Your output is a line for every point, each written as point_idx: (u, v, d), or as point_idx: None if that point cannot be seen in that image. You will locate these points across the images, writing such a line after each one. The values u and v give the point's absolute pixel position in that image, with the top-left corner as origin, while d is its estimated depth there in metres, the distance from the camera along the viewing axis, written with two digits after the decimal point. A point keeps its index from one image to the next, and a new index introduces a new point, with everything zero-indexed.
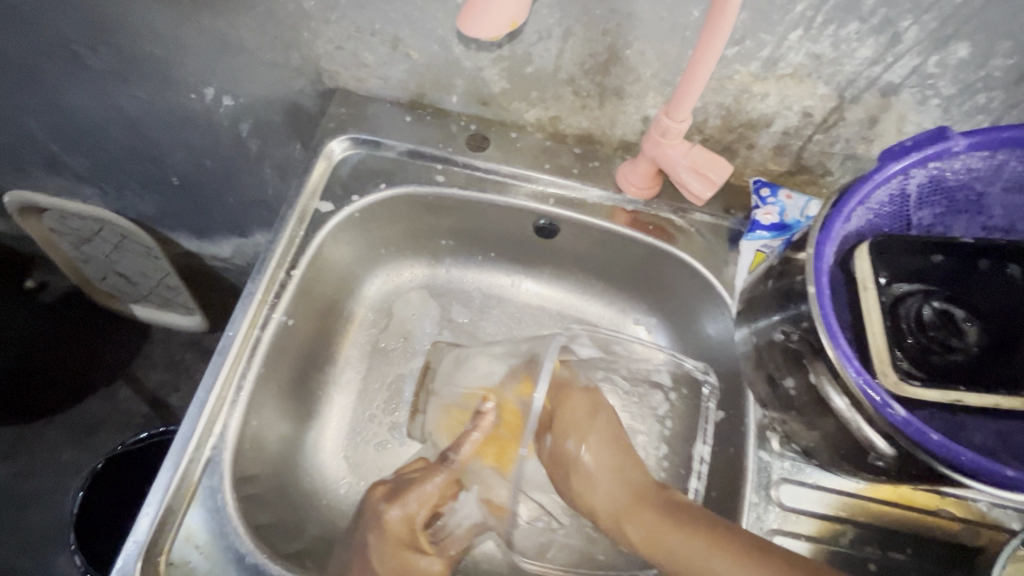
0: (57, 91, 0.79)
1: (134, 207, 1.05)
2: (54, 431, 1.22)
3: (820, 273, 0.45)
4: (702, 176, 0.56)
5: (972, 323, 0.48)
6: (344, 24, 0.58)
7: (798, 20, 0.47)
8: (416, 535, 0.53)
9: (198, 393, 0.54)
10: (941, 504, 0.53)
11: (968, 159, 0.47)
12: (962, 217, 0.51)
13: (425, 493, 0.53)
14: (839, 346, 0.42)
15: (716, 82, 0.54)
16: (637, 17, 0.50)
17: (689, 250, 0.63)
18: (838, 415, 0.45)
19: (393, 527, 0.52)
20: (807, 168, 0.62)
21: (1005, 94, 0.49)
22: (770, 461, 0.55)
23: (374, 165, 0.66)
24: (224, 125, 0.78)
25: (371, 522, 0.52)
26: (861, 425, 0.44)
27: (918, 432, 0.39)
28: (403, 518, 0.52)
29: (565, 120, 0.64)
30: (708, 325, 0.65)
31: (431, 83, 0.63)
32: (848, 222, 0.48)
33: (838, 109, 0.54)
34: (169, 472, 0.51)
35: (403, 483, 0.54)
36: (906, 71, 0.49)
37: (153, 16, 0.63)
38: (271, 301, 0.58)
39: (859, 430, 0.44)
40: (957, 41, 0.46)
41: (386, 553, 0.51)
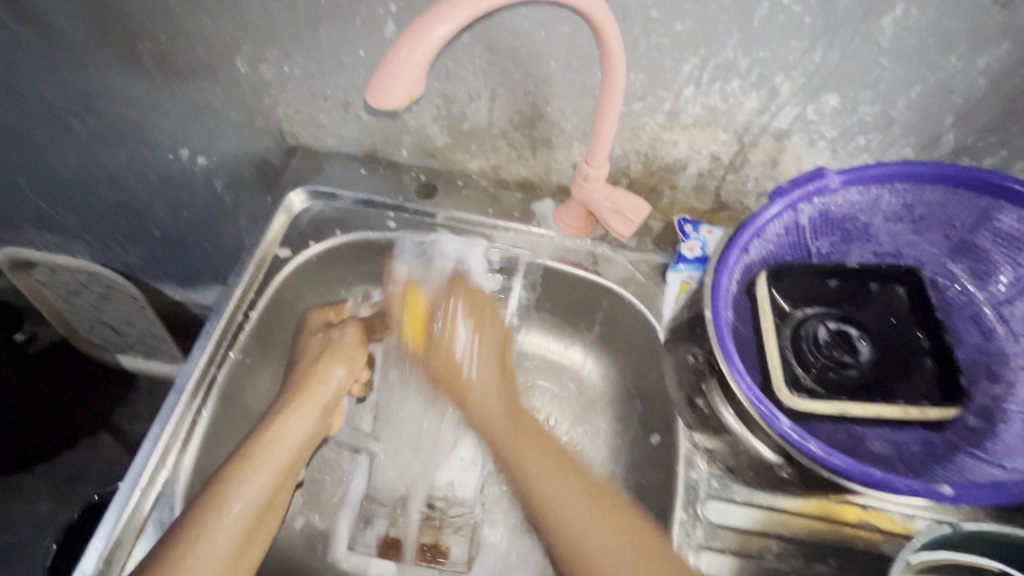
0: (48, 155, 0.86)
1: (121, 258, 1.10)
2: (34, 483, 1.25)
3: (717, 298, 0.49)
4: (623, 217, 0.61)
5: (868, 342, 0.51)
6: (300, 91, 0.65)
7: (688, 78, 0.53)
8: (340, 400, 0.66)
9: (153, 428, 0.57)
10: (864, 516, 0.55)
11: (847, 194, 0.52)
12: (855, 245, 0.56)
13: (342, 365, 0.65)
14: (733, 364, 0.46)
15: (631, 132, 0.60)
16: (551, 80, 0.57)
17: (622, 284, 0.68)
18: None
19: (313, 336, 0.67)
20: (726, 205, 0.68)
21: (880, 135, 0.55)
22: (698, 480, 0.57)
23: (331, 216, 0.72)
24: (199, 181, 0.85)
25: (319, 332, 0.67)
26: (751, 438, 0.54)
27: (803, 441, 0.43)
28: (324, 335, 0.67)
29: (505, 168, 0.70)
30: (645, 353, 0.69)
31: (382, 139, 0.70)
32: (747, 253, 0.52)
33: (741, 151, 0.60)
34: (119, 508, 0.54)
35: (298, 376, 0.64)
36: (791, 119, 0.55)
37: (132, 88, 0.70)
38: (228, 341, 0.62)
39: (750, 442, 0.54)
40: (826, 92, 0.52)
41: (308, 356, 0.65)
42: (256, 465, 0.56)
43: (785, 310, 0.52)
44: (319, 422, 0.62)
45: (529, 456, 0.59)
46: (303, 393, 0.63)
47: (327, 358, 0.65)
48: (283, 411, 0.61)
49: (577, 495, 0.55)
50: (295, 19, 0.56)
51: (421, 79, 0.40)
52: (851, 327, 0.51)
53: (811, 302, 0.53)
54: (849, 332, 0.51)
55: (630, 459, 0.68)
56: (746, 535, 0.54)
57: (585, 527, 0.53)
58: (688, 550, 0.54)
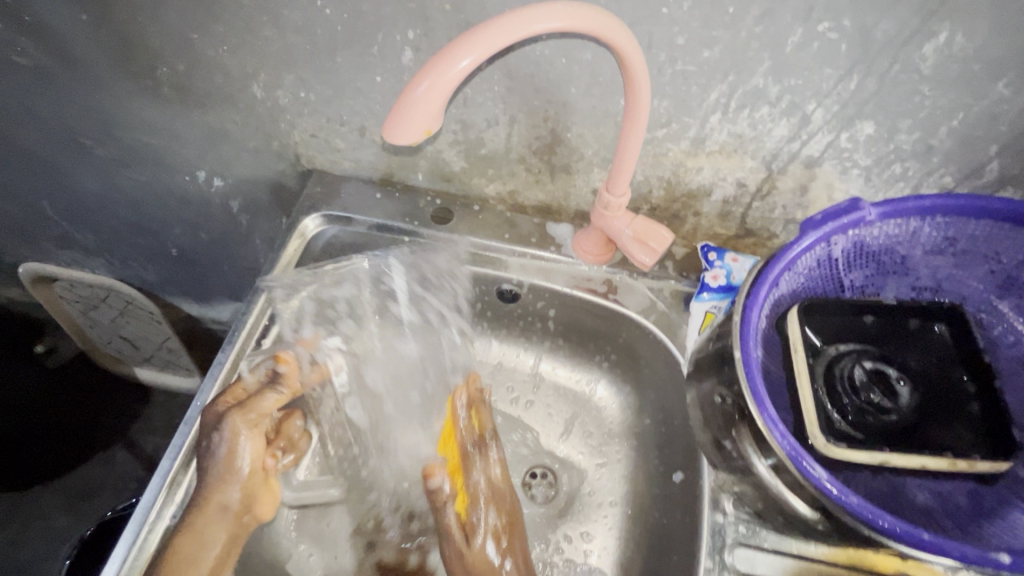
0: (69, 177, 0.86)
1: (138, 276, 1.11)
2: (51, 497, 1.25)
3: (747, 337, 0.46)
4: (645, 245, 0.60)
5: (907, 383, 0.48)
6: (316, 116, 0.65)
7: (714, 105, 0.51)
8: (263, 481, 0.57)
9: (163, 462, 0.56)
10: (905, 568, 0.51)
11: (884, 226, 0.49)
12: (891, 278, 0.53)
13: (257, 447, 0.56)
14: (765, 410, 0.43)
15: (654, 159, 0.59)
16: (571, 107, 0.55)
17: (644, 313, 0.66)
18: (762, 477, 0.49)
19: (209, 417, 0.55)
20: (753, 232, 0.65)
21: (918, 164, 0.53)
22: (724, 524, 0.54)
23: (347, 240, 0.71)
24: (216, 203, 0.85)
25: (214, 419, 0.54)
26: (782, 489, 0.48)
27: (840, 495, 0.40)
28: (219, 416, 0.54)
29: (522, 193, 0.69)
30: (667, 383, 0.66)
31: (398, 164, 0.69)
32: (777, 287, 0.50)
33: (769, 179, 0.58)
34: (127, 544, 0.53)
35: (217, 467, 0.53)
36: (823, 146, 0.53)
37: (151, 113, 0.70)
38: (240, 371, 0.62)
39: (781, 493, 0.49)
40: (861, 120, 0.50)
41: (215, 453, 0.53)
42: None
43: (818, 346, 0.49)
44: (251, 496, 0.55)
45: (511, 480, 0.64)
46: (222, 478, 0.53)
47: (239, 442, 0.54)
48: (212, 488, 0.53)
49: (494, 514, 0.61)
50: (312, 47, 0.56)
51: (438, 116, 0.39)
52: (889, 367, 0.49)
53: (846, 339, 0.50)
54: (888, 372, 0.48)
55: (652, 495, 0.65)
56: None
57: None
58: None
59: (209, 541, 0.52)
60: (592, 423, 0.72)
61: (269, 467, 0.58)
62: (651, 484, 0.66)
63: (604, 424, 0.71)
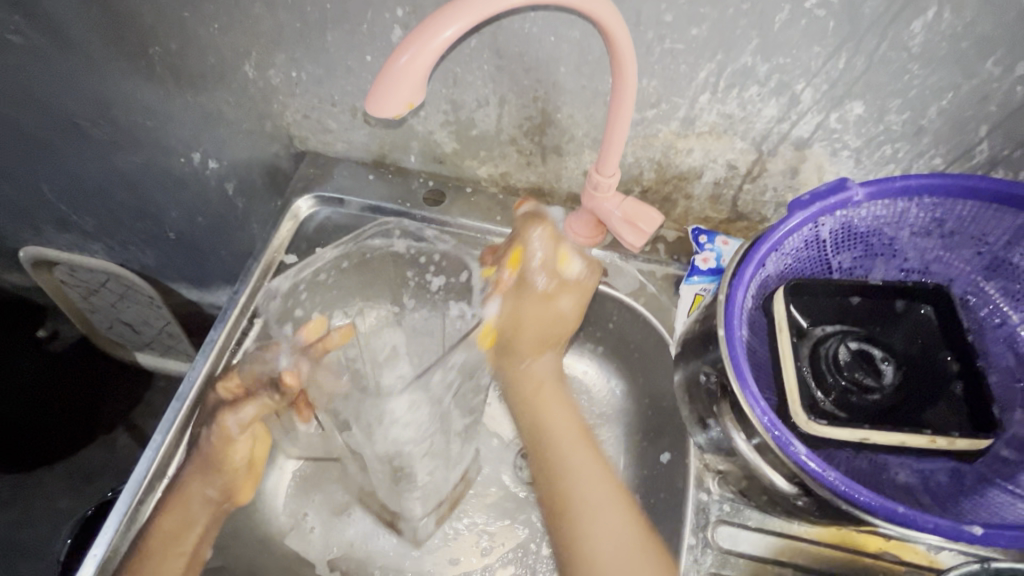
0: (66, 159, 0.87)
1: (137, 260, 1.11)
2: (54, 478, 1.27)
3: (731, 316, 0.47)
4: (635, 227, 0.60)
5: (892, 363, 0.48)
6: (307, 97, 0.65)
7: (703, 85, 0.51)
8: (247, 469, 0.61)
9: (155, 436, 0.57)
10: (885, 547, 0.52)
11: (872, 207, 0.49)
12: (879, 260, 0.53)
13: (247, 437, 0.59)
14: (746, 387, 0.44)
15: (644, 140, 0.58)
16: (561, 86, 0.55)
17: (634, 296, 0.66)
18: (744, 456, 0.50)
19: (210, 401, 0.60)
20: (744, 215, 0.65)
21: (908, 145, 0.53)
22: (709, 502, 0.55)
23: (339, 222, 0.71)
24: (212, 186, 0.85)
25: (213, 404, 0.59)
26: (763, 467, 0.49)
27: (818, 471, 0.41)
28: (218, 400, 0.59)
29: (514, 175, 0.69)
30: (656, 366, 0.67)
31: (390, 145, 0.69)
32: (763, 267, 0.50)
33: (759, 161, 0.58)
34: (119, 515, 0.54)
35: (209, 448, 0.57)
36: (812, 127, 0.53)
37: (145, 94, 0.70)
38: (231, 349, 0.63)
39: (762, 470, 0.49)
40: (850, 100, 0.49)
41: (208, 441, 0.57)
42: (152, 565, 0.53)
43: (803, 327, 0.50)
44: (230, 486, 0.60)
45: (575, 458, 0.59)
46: (207, 466, 0.57)
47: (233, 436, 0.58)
48: (195, 476, 0.57)
49: (580, 457, 0.59)
50: (302, 24, 0.56)
51: (421, 88, 0.39)
52: (874, 347, 0.49)
53: (831, 319, 0.50)
54: (872, 352, 0.49)
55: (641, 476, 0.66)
56: (759, 563, 0.52)
57: (608, 545, 0.53)
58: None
59: (193, 516, 0.56)
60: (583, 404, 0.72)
61: (252, 463, 0.61)
62: (640, 464, 0.67)
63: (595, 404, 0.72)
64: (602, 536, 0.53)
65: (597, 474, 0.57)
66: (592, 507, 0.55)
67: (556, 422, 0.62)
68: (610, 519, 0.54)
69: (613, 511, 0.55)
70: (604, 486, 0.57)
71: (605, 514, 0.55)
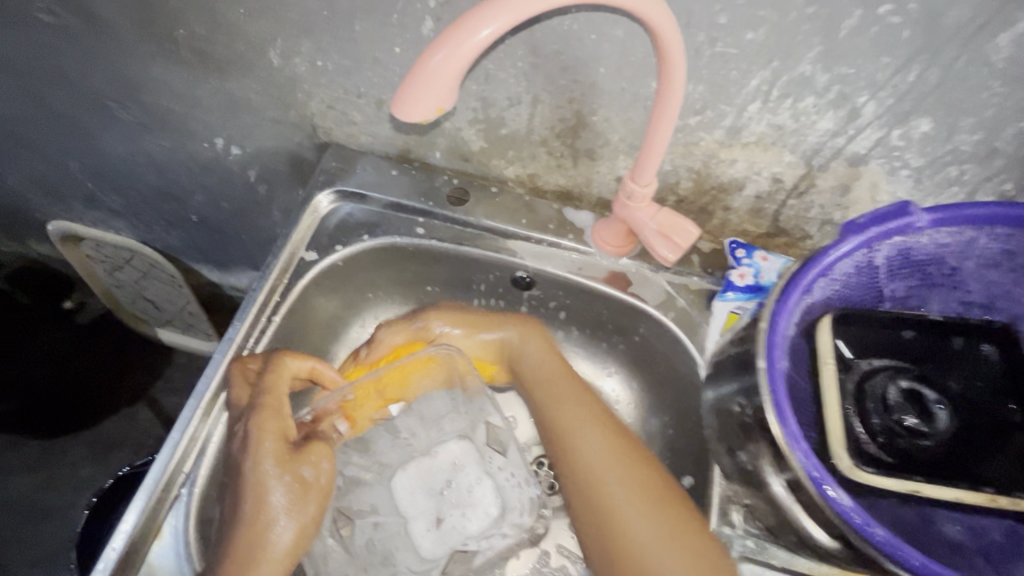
0: (93, 138, 0.87)
1: (161, 240, 1.12)
2: (76, 448, 1.30)
3: (773, 346, 0.43)
4: (668, 240, 0.56)
5: (946, 406, 0.45)
6: (333, 87, 0.62)
7: (754, 93, 0.47)
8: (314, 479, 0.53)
9: (173, 434, 0.56)
10: None
11: (935, 235, 0.45)
12: (936, 290, 0.49)
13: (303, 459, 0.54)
14: (786, 427, 0.40)
15: (684, 148, 0.55)
16: (599, 88, 0.52)
17: (663, 309, 0.63)
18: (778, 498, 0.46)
19: (269, 425, 0.53)
20: (785, 231, 0.61)
21: (978, 167, 0.48)
22: (731, 536, 0.53)
23: (360, 218, 0.68)
24: (235, 172, 0.84)
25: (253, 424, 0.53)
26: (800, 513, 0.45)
27: (863, 525, 0.38)
28: (273, 419, 0.54)
29: (543, 177, 0.66)
30: (683, 379, 0.64)
31: (416, 140, 0.67)
32: (810, 294, 0.46)
33: (808, 176, 0.54)
34: (136, 512, 0.53)
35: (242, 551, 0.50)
36: (871, 143, 0.49)
37: (170, 77, 0.69)
38: (249, 347, 0.61)
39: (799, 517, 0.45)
40: (917, 116, 0.45)
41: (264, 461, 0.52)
42: None
43: (849, 360, 0.46)
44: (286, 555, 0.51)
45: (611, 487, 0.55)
46: (257, 490, 0.51)
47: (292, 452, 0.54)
48: (261, 491, 0.51)
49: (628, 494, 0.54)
50: (329, 13, 0.53)
51: (451, 92, 0.37)
52: (928, 388, 0.45)
53: (881, 354, 0.47)
54: (925, 393, 0.45)
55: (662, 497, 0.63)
56: None
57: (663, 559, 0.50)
58: None
59: (267, 529, 0.51)
60: None
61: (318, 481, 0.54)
62: None
63: (615, 417, 0.70)
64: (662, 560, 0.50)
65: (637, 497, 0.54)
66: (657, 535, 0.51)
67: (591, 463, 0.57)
68: (667, 546, 0.50)
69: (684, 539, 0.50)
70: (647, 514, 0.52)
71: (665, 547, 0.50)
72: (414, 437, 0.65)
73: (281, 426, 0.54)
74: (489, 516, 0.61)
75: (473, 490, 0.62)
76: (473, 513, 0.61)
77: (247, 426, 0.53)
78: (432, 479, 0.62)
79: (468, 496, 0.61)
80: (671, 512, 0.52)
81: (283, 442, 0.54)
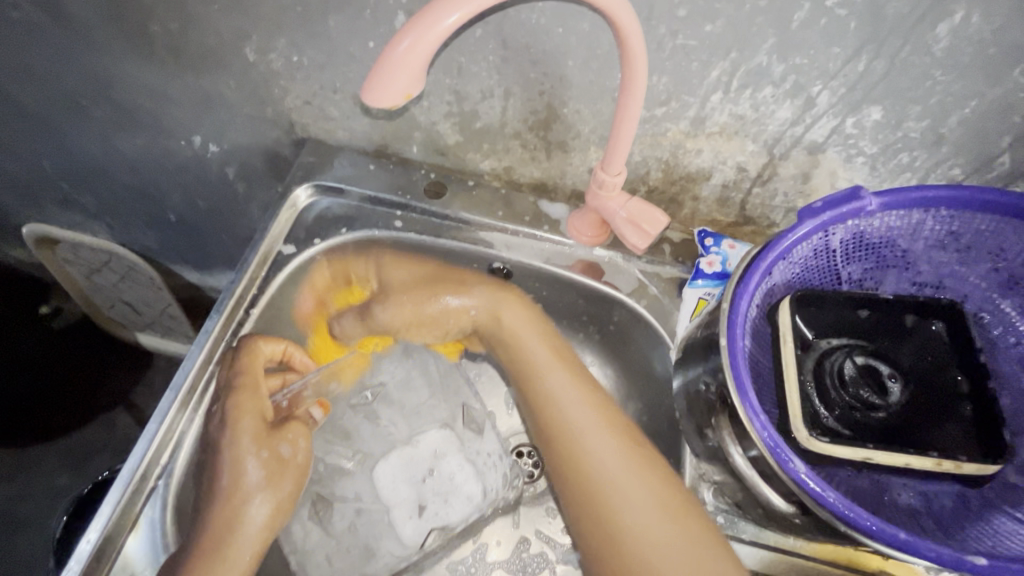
0: (66, 137, 0.86)
1: (139, 242, 1.11)
2: (53, 455, 1.28)
3: (734, 325, 0.45)
4: (638, 228, 0.59)
5: (899, 379, 0.47)
6: (309, 82, 0.63)
7: (715, 84, 0.49)
8: (289, 456, 0.57)
9: (150, 425, 0.56)
10: (883, 565, 0.51)
11: (885, 217, 0.48)
12: (890, 272, 0.52)
13: (283, 438, 0.57)
14: (747, 401, 0.42)
15: (652, 139, 0.57)
16: (568, 80, 0.53)
17: (636, 297, 0.65)
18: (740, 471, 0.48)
19: (248, 404, 0.57)
20: (752, 219, 0.64)
21: (927, 154, 0.51)
22: (703, 513, 0.54)
23: (338, 212, 0.69)
24: (213, 169, 0.84)
25: (233, 400, 0.57)
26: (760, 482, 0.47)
27: (818, 491, 0.39)
28: (252, 397, 0.57)
29: (518, 170, 0.67)
30: (656, 363, 0.65)
31: (393, 135, 0.68)
32: (770, 276, 0.48)
33: (770, 164, 0.56)
34: (111, 503, 0.53)
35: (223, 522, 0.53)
36: (827, 132, 0.51)
37: (145, 74, 0.69)
38: (227, 339, 0.61)
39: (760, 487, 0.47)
40: (868, 105, 0.47)
41: (242, 437, 0.55)
42: (226, 551, 0.52)
43: (808, 339, 0.48)
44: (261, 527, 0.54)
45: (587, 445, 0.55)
46: (233, 464, 0.54)
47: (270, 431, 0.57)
48: (236, 463, 0.54)
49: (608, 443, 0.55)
50: (304, 8, 0.54)
51: (420, 78, 0.38)
52: (881, 363, 0.47)
53: (840, 331, 0.49)
54: (879, 368, 0.47)
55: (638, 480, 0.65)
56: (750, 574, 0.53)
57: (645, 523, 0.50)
58: None
59: (243, 500, 0.54)
60: None
61: (295, 458, 0.57)
62: None
63: None
64: (647, 517, 0.50)
65: (615, 453, 0.54)
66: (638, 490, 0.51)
67: (568, 424, 0.57)
68: (652, 501, 0.51)
69: (650, 478, 0.52)
70: (627, 465, 0.53)
71: (643, 492, 0.51)
72: (393, 427, 0.65)
73: (259, 406, 0.57)
74: (471, 500, 0.62)
75: (454, 477, 0.63)
76: (455, 499, 0.62)
77: (225, 407, 0.56)
78: (413, 467, 0.63)
79: (449, 483, 0.63)
80: (637, 448, 0.54)
81: (261, 422, 0.57)
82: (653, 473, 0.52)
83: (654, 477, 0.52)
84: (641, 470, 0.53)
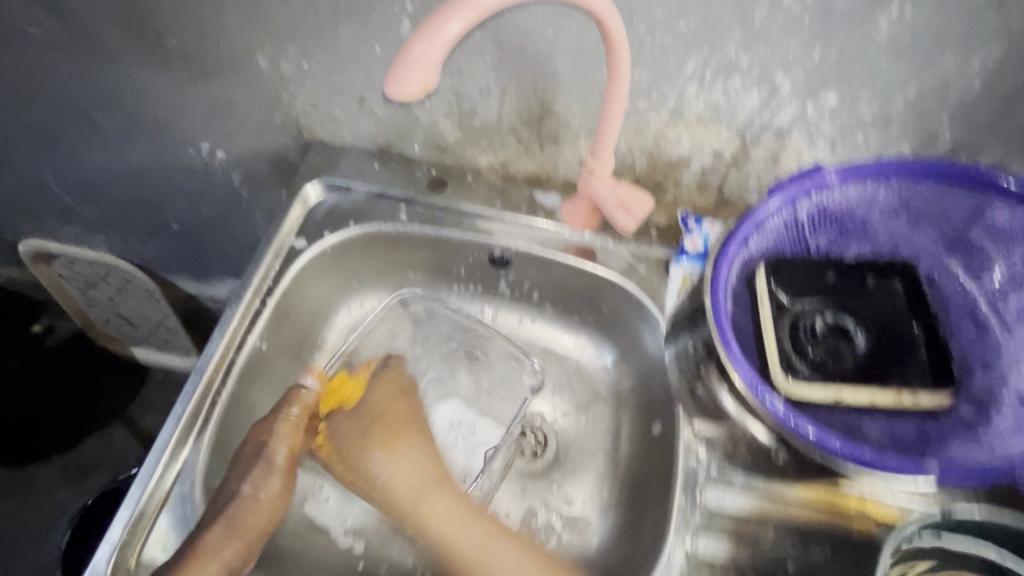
0: (73, 149, 0.89)
1: (139, 253, 1.13)
2: (50, 471, 1.29)
3: (717, 288, 0.51)
4: (628, 212, 0.64)
5: (864, 332, 0.52)
6: (317, 87, 0.68)
7: (691, 75, 0.55)
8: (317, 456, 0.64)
9: (176, 407, 0.60)
10: (863, 507, 0.54)
11: (845, 190, 0.54)
12: (853, 240, 0.58)
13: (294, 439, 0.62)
14: (731, 350, 0.48)
15: (636, 129, 0.62)
16: (559, 77, 0.59)
17: (626, 276, 0.70)
18: None
19: (302, 397, 0.64)
20: (729, 201, 0.70)
21: (879, 133, 0.57)
22: (697, 466, 0.58)
23: (345, 207, 0.73)
24: (218, 176, 0.88)
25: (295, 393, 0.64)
26: None
27: (794, 423, 0.45)
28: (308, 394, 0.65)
29: (513, 164, 0.72)
30: (647, 337, 0.71)
31: (396, 134, 0.73)
32: (747, 245, 0.54)
33: (743, 148, 0.62)
34: (145, 479, 0.57)
35: (235, 513, 0.57)
36: (791, 116, 0.57)
37: (158, 84, 0.73)
38: (246, 327, 0.65)
39: None
40: (825, 90, 0.54)
41: (289, 427, 0.62)
42: (236, 529, 0.56)
43: (784, 303, 0.53)
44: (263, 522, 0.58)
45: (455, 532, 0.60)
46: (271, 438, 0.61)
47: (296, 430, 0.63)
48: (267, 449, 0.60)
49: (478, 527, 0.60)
50: (315, 16, 0.59)
51: (435, 72, 0.43)
52: (847, 319, 0.53)
53: (810, 294, 0.54)
54: (846, 323, 0.53)
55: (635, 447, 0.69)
56: (742, 521, 0.55)
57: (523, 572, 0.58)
58: (683, 533, 0.55)
59: (257, 487, 0.59)
60: (581, 381, 0.76)
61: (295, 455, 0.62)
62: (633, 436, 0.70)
63: (588, 380, 0.76)
64: None
65: (508, 561, 0.58)
66: (510, 561, 0.58)
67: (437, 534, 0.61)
68: (518, 567, 0.58)
69: (525, 563, 0.58)
70: (487, 536, 0.60)
71: (508, 561, 0.58)
72: None
73: (308, 404, 0.65)
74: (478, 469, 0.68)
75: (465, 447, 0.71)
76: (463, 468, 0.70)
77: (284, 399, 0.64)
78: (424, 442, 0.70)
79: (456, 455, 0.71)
80: (520, 543, 0.60)
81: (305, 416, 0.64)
82: (497, 538, 0.60)
83: (529, 557, 0.59)
84: (509, 551, 0.59)
